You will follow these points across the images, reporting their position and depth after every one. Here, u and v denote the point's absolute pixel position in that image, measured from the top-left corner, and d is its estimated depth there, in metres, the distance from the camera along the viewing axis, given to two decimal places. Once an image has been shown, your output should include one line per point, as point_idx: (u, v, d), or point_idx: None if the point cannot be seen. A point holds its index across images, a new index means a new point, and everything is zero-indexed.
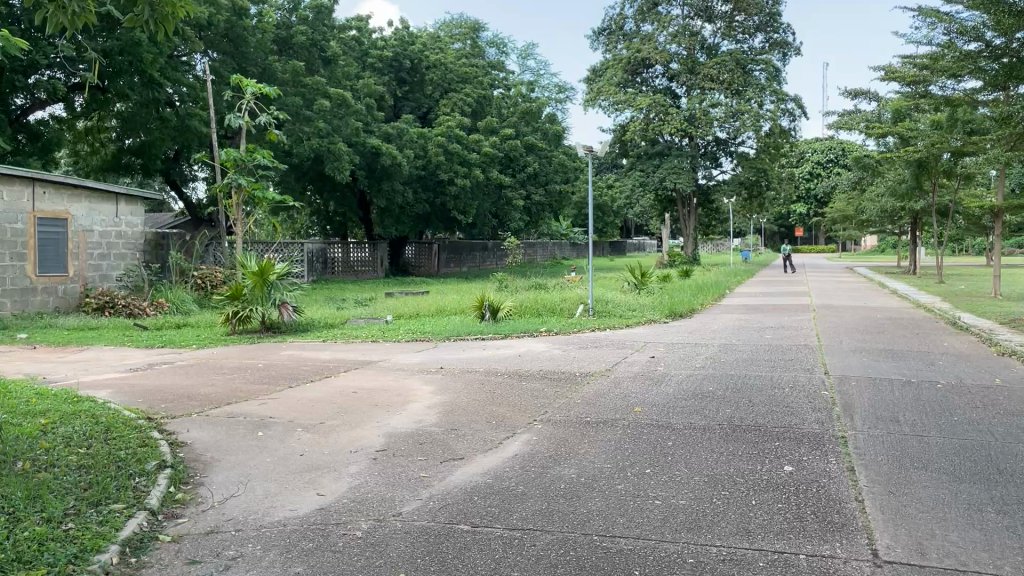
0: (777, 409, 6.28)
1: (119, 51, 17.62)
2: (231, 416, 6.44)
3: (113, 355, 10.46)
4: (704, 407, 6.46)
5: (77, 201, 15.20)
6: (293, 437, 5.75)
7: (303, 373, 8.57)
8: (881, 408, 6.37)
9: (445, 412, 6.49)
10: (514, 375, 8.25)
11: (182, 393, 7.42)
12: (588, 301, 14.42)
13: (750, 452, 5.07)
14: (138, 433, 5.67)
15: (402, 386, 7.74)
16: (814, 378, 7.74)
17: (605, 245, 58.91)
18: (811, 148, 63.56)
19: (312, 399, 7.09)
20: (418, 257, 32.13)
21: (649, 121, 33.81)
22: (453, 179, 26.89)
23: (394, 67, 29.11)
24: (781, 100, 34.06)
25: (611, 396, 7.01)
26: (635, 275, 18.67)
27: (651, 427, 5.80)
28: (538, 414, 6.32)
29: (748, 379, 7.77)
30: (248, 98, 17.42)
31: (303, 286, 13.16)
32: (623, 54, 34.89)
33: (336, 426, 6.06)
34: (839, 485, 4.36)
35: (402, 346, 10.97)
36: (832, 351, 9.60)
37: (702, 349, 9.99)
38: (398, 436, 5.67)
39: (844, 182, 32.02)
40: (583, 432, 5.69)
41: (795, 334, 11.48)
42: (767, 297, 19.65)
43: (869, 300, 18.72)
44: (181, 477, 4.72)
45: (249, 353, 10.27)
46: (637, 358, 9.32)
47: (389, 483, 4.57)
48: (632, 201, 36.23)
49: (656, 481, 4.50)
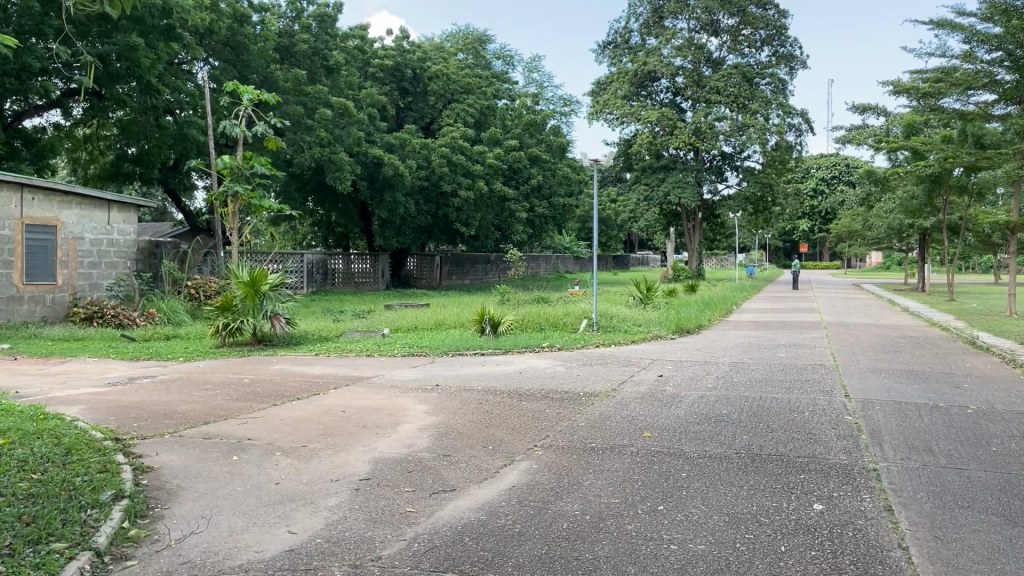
0: (797, 437, 5.79)
1: (116, 57, 17.25)
2: (206, 438, 5.93)
3: (95, 368, 9.97)
4: (718, 433, 5.97)
5: (68, 207, 14.75)
6: (271, 462, 5.24)
7: (290, 390, 8.07)
8: (911, 436, 5.87)
9: (438, 435, 5.99)
10: (513, 394, 7.74)
11: (156, 411, 6.93)
12: (592, 315, 13.92)
13: (775, 488, 4.58)
14: (100, 457, 5.17)
15: (394, 405, 7.23)
16: (834, 401, 7.23)
17: (609, 259, 58.42)
18: (816, 165, 63.27)
19: (296, 419, 6.59)
20: (420, 269, 31.65)
21: (655, 135, 33.44)
22: (456, 190, 26.50)
23: (396, 77, 28.78)
24: (788, 113, 33.65)
25: (617, 418, 6.52)
26: (641, 289, 18.16)
27: (662, 454, 5.31)
28: (539, 439, 5.83)
29: (764, 401, 7.26)
30: (246, 106, 16.95)
31: (296, 296, 12.68)
32: (628, 67, 34.55)
33: (318, 450, 5.58)
34: (877, 528, 3.87)
35: (398, 361, 10.48)
36: (849, 372, 9.09)
37: (712, 368, 9.48)
38: (385, 463, 5.19)
39: (852, 197, 31.59)
40: (587, 460, 5.21)
41: (810, 352, 10.96)
42: (777, 313, 19.13)
43: (881, 317, 18.21)
44: (139, 509, 4.22)
45: (237, 367, 9.77)
46: (644, 377, 8.83)
47: (371, 519, 4.07)
48: (636, 215, 35.73)
49: (670, 520, 4.02)
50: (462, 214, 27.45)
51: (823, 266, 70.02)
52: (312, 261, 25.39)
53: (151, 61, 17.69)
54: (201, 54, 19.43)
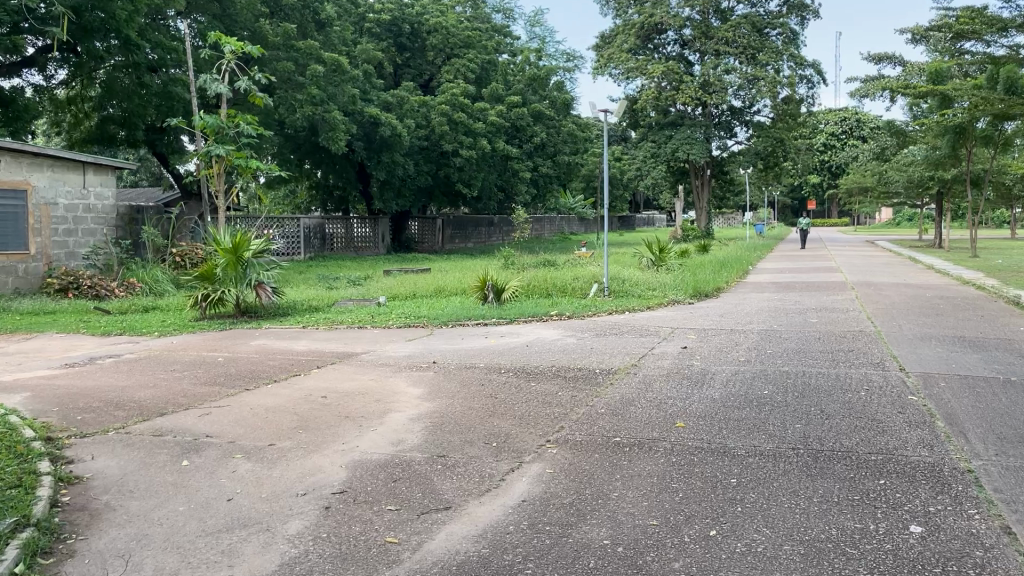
0: (861, 425, 4.85)
1: (88, 9, 16.10)
2: (158, 435, 5.00)
3: (58, 346, 9.02)
4: (765, 421, 5.01)
5: (39, 170, 13.70)
6: (227, 469, 4.31)
7: (267, 370, 7.14)
8: (997, 422, 4.92)
9: (432, 428, 5.04)
10: (520, 373, 6.80)
11: (107, 400, 5.99)
12: (603, 279, 12.91)
13: (851, 500, 3.65)
14: (17, 466, 4.21)
15: (384, 388, 6.29)
16: (890, 377, 6.29)
17: (613, 219, 57.25)
18: (826, 120, 61.91)
19: (267, 409, 5.65)
20: (421, 233, 30.63)
21: (661, 90, 32.06)
22: (457, 149, 25.39)
23: (393, 32, 27.46)
24: (799, 65, 32.28)
25: (642, 402, 5.58)
26: (653, 250, 17.11)
27: (702, 452, 4.36)
28: (551, 432, 4.88)
29: (811, 378, 6.30)
30: (229, 59, 15.70)
31: (283, 264, 11.72)
32: (634, 19, 33.08)
33: (288, 449, 4.66)
34: (1006, 565, 2.95)
35: (393, 333, 9.55)
36: (897, 340, 8.09)
37: (741, 337, 8.50)
38: (367, 469, 4.25)
39: (867, 152, 30.37)
40: (611, 461, 4.28)
41: (844, 317, 9.99)
42: (793, 273, 18.15)
43: (906, 276, 17.23)
44: (41, 545, 3.26)
45: (215, 343, 8.83)
46: (667, 349, 7.87)
47: (340, 556, 3.15)
48: (643, 174, 34.51)
49: (729, 554, 3.09)
50: (464, 173, 26.34)
51: (832, 224, 68.63)
52: (309, 225, 24.38)
53: (129, 14, 16.56)
54: (182, 7, 18.23)
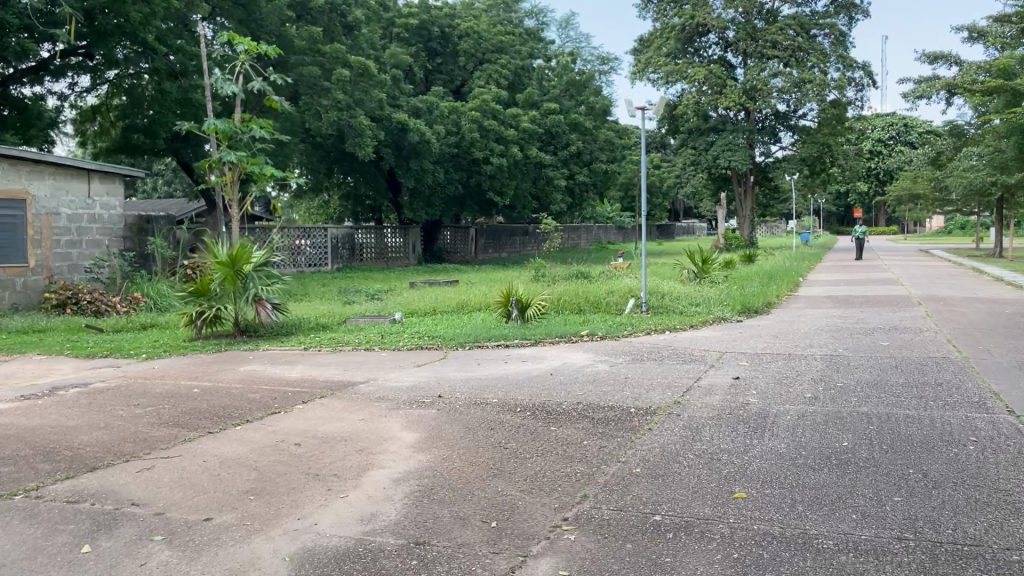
0: (984, 501, 3.63)
1: (102, 11, 15.33)
2: (73, 501, 3.96)
3: (30, 371, 8.07)
4: (853, 491, 3.81)
5: (40, 178, 12.89)
6: (134, 562, 3.23)
7: (244, 406, 6.07)
8: None
9: (416, 496, 3.92)
10: (540, 413, 5.64)
11: (37, 448, 4.96)
12: (641, 293, 11.73)
13: None
14: None
15: (372, 433, 5.18)
16: (998, 423, 5.04)
17: (653, 228, 55.80)
18: (873, 125, 60.27)
19: (223, 462, 4.58)
20: (453, 243, 29.61)
21: (702, 94, 30.70)
22: (488, 157, 24.34)
23: (423, 36, 26.49)
24: (848, 67, 30.75)
25: (688, 458, 4.41)
26: (695, 260, 15.80)
27: (776, 545, 3.20)
28: (569, 508, 3.70)
29: (898, 424, 5.06)
30: (243, 60, 14.47)
31: (289, 278, 10.64)
32: (674, 22, 31.82)
33: (229, 527, 3.58)
34: None
35: (402, 357, 8.48)
36: (992, 371, 6.80)
37: (804, 366, 7.25)
38: (315, 565, 3.15)
39: (921, 156, 28.65)
40: (649, 558, 3.13)
41: (919, 339, 8.69)
42: (851, 285, 16.69)
43: (973, 288, 15.82)
44: None
45: (201, 369, 7.80)
46: (716, 380, 6.65)
47: None
48: (682, 181, 33.21)
49: None
50: (495, 181, 25.26)
51: (878, 232, 66.38)
52: (338, 235, 23.44)
53: (145, 16, 15.70)
54: (205, 11, 17.33)
